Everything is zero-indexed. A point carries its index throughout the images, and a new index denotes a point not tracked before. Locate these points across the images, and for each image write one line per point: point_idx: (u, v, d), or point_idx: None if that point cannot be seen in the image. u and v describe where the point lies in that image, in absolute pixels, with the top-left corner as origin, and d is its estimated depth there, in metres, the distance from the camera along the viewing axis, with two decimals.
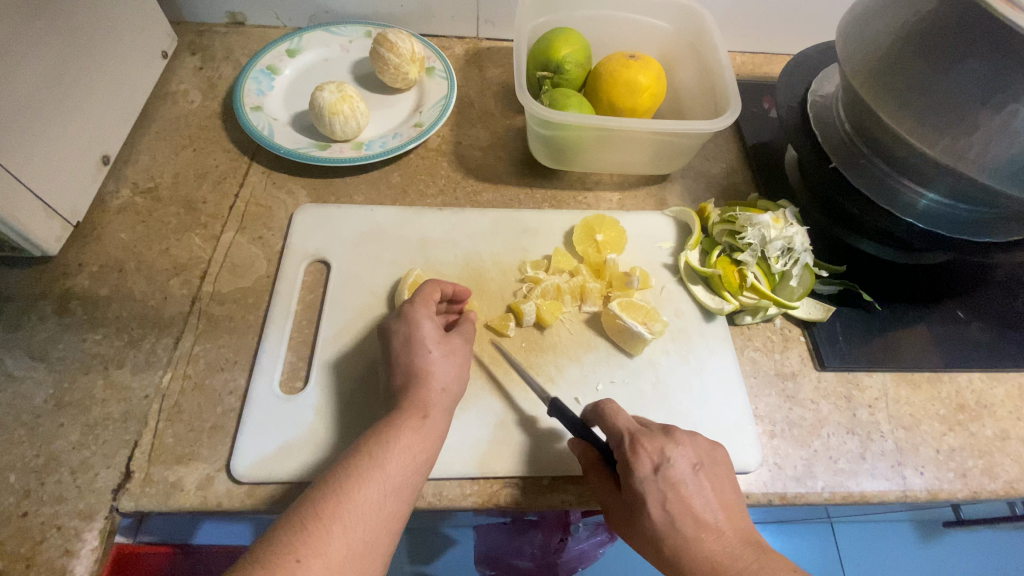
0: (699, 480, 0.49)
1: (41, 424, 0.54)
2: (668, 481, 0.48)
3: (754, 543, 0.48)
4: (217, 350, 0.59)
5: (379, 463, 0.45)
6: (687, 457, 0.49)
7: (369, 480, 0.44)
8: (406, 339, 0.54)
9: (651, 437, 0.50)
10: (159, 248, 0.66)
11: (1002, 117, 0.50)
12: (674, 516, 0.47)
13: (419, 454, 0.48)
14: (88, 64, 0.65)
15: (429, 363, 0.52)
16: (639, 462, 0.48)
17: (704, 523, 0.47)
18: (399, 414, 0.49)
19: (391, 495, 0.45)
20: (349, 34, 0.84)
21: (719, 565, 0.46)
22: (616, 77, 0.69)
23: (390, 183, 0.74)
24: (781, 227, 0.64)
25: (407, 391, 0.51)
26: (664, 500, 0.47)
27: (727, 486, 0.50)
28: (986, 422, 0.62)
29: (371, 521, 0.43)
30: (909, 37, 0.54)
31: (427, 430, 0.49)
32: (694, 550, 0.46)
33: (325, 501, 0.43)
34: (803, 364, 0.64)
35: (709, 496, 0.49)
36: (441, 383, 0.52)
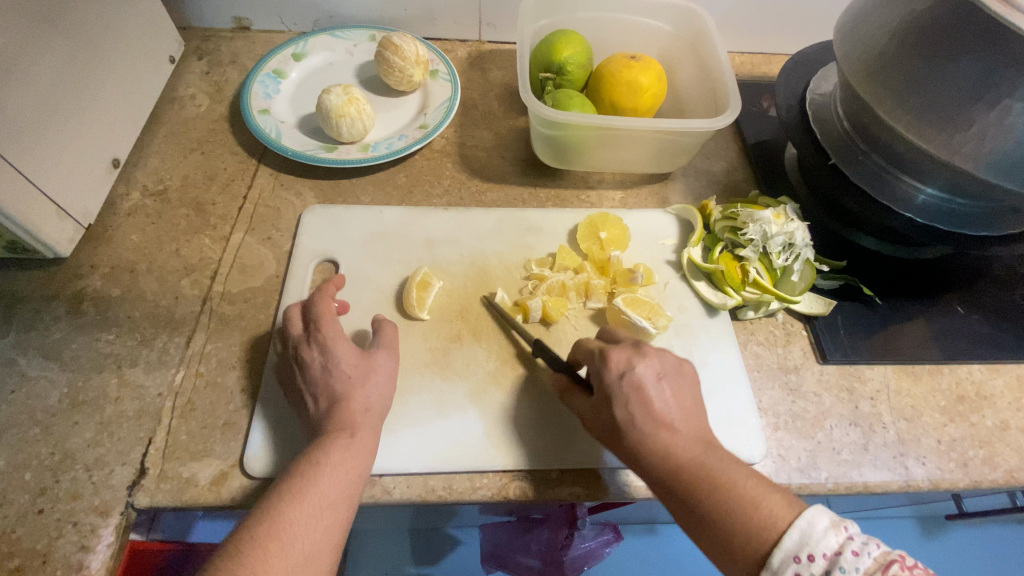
0: (661, 385, 0.50)
1: (55, 423, 0.55)
2: (632, 385, 0.49)
3: (706, 443, 0.48)
4: (229, 348, 0.60)
5: (313, 482, 0.46)
6: (652, 366, 0.51)
7: (304, 500, 0.45)
8: (324, 368, 0.53)
9: (619, 348, 0.52)
10: (169, 249, 0.67)
11: (996, 112, 0.51)
12: (635, 415, 0.49)
13: (355, 468, 0.48)
14: (98, 69, 0.66)
15: (346, 388, 0.52)
16: (608, 369, 0.51)
17: (663, 420, 0.48)
18: (326, 437, 0.49)
19: (327, 511, 0.45)
20: (354, 38, 0.86)
21: (673, 456, 0.47)
22: (618, 77, 0.71)
23: (396, 184, 0.75)
24: (782, 223, 0.65)
25: (330, 414, 0.51)
26: (626, 400, 0.49)
27: (689, 396, 0.51)
28: (986, 413, 0.63)
29: (309, 535, 0.44)
30: (905, 36, 0.55)
31: (356, 448, 0.49)
32: (652, 443, 0.48)
33: (261, 524, 0.43)
34: (806, 358, 0.65)
35: (670, 399, 0.50)
36: (363, 403, 0.52)
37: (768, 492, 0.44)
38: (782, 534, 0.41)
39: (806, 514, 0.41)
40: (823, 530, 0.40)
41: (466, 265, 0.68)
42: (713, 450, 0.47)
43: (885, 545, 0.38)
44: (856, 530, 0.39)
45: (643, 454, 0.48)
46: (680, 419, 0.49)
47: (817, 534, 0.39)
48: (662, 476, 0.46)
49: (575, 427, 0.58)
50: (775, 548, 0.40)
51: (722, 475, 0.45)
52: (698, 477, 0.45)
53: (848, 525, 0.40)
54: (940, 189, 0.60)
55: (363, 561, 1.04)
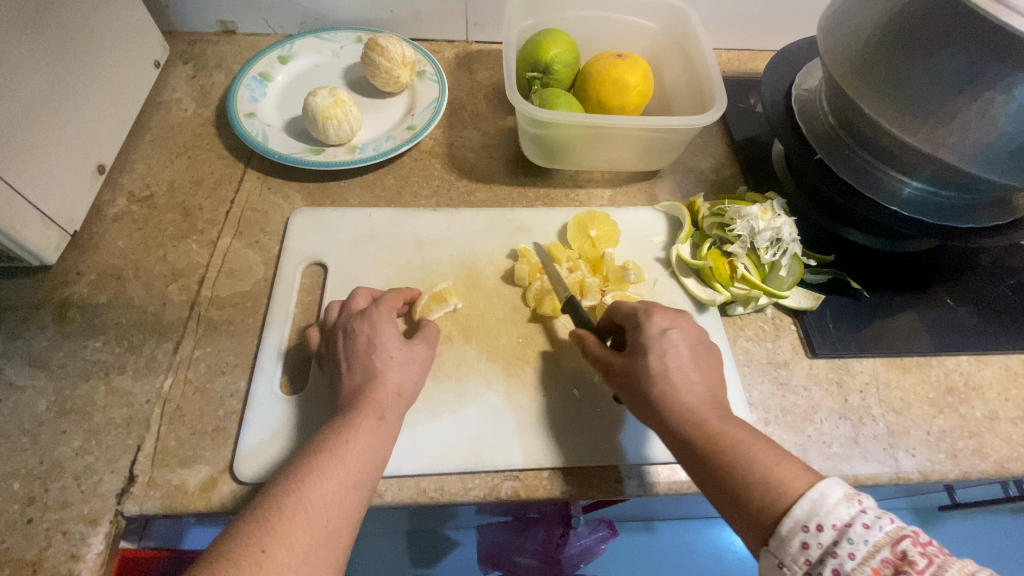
0: (693, 348, 0.52)
1: (43, 432, 0.54)
2: (669, 341, 0.51)
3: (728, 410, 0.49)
4: (218, 353, 0.60)
5: (339, 457, 0.46)
6: (689, 331, 0.53)
7: (329, 474, 0.45)
8: (369, 341, 0.54)
9: (662, 309, 0.55)
10: (156, 255, 0.67)
11: (979, 104, 0.51)
12: (668, 368, 0.50)
13: (377, 450, 0.48)
14: (82, 75, 0.65)
15: (384, 367, 0.53)
16: (651, 322, 0.53)
17: (692, 380, 0.50)
18: (355, 414, 0.49)
19: (351, 490, 0.45)
20: (340, 40, 0.85)
21: (698, 413, 0.48)
22: (605, 76, 0.71)
23: (384, 186, 0.75)
24: (769, 219, 0.65)
25: (360, 394, 0.51)
26: (663, 352, 0.51)
27: (716, 370, 0.52)
28: (975, 404, 0.63)
29: (333, 510, 0.43)
30: (888, 30, 0.55)
31: (382, 431, 0.49)
32: (680, 398, 0.49)
33: (287, 493, 0.43)
34: (795, 352, 0.65)
35: (700, 365, 0.51)
36: (396, 387, 0.52)
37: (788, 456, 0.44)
38: (793, 502, 0.40)
39: (819, 484, 0.40)
40: (835, 502, 0.39)
41: (456, 265, 0.68)
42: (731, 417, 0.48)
43: (898, 521, 0.37)
44: (869, 504, 0.39)
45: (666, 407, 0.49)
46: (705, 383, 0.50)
47: (827, 505, 0.39)
48: (684, 430, 0.47)
49: (566, 428, 0.58)
50: (785, 515, 0.40)
51: (741, 435, 0.45)
52: (717, 435, 0.46)
53: (862, 498, 0.39)
54: (926, 182, 0.61)
55: (360, 565, 1.03)
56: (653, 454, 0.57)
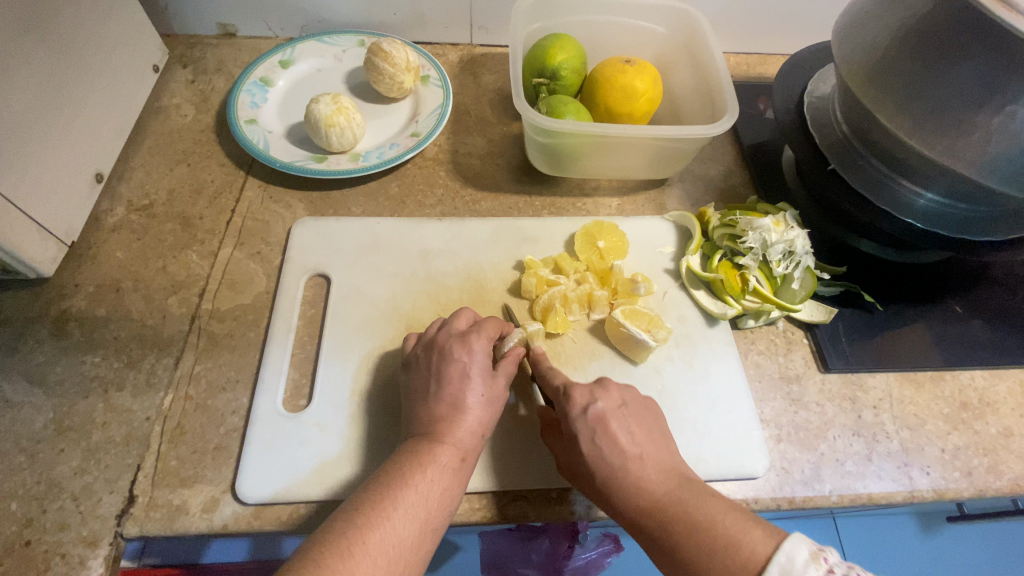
0: (623, 417, 0.51)
1: (41, 450, 0.53)
2: (597, 419, 0.50)
3: (684, 477, 0.47)
4: (219, 369, 0.59)
5: (423, 496, 0.45)
6: (613, 400, 0.52)
7: (413, 513, 0.43)
8: (462, 372, 0.52)
9: (581, 384, 0.53)
10: (156, 266, 0.65)
11: (1000, 118, 0.50)
12: (602, 448, 0.49)
13: (454, 491, 0.47)
14: (80, 82, 0.64)
15: (473, 403, 0.51)
16: (570, 406, 0.51)
17: (630, 456, 0.48)
18: (441, 450, 0.48)
19: (427, 535, 0.44)
20: (343, 44, 0.84)
21: (643, 492, 0.46)
22: (613, 82, 0.69)
23: (388, 194, 0.73)
24: (782, 231, 0.64)
25: (445, 427, 0.49)
26: (592, 435, 0.49)
27: (650, 429, 0.51)
28: (990, 420, 0.62)
29: (410, 554, 0.42)
30: (906, 39, 0.54)
31: (461, 474, 0.48)
32: (621, 482, 0.47)
33: (371, 528, 0.41)
34: (807, 367, 0.64)
35: (636, 436, 0.50)
36: (481, 428, 0.51)
37: (747, 521, 0.42)
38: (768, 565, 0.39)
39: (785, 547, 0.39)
40: (802, 564, 0.38)
41: (461, 277, 0.67)
42: (689, 485, 0.46)
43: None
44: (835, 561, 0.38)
45: (614, 496, 0.47)
46: (648, 452, 0.49)
47: (797, 570, 0.38)
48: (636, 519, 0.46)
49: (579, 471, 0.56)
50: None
51: (693, 512, 0.44)
52: (675, 519, 0.44)
53: (827, 556, 0.38)
54: (942, 194, 0.60)
55: None
56: None
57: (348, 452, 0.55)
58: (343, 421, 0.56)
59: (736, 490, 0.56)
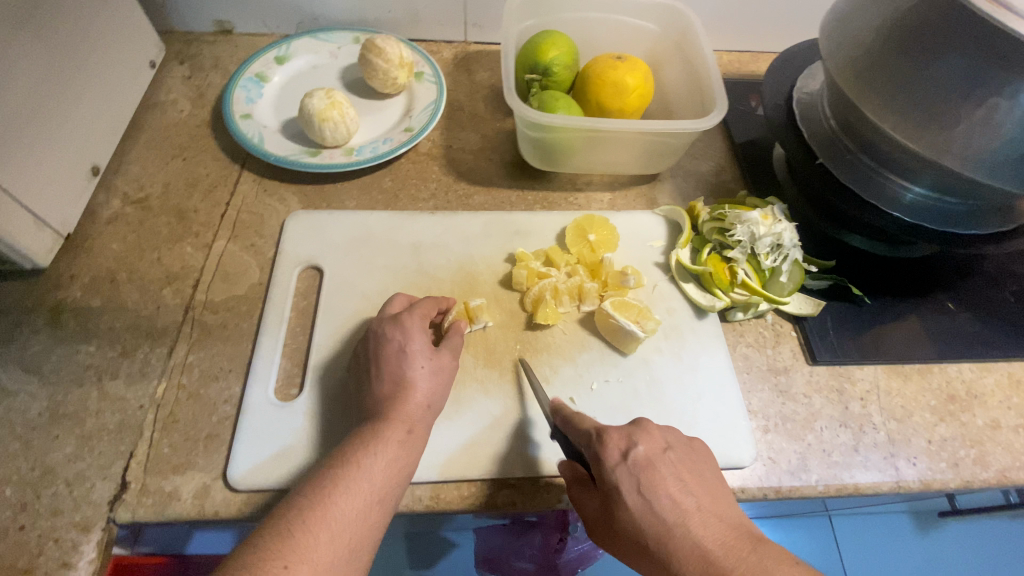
0: (670, 462, 0.46)
1: (35, 437, 0.54)
2: (640, 467, 0.45)
3: (749, 536, 0.42)
4: (212, 358, 0.59)
5: (366, 470, 0.45)
6: (655, 442, 0.47)
7: (356, 488, 0.44)
8: (400, 349, 0.54)
9: (617, 428, 0.48)
10: (151, 257, 0.66)
11: (983, 111, 0.51)
12: (652, 503, 0.43)
13: (403, 463, 0.48)
14: (77, 75, 0.65)
15: (414, 377, 0.53)
16: (608, 452, 0.46)
17: (684, 510, 0.43)
18: (384, 425, 0.49)
19: (376, 506, 0.45)
20: (337, 40, 0.85)
21: (709, 557, 0.40)
22: (604, 78, 0.70)
23: (382, 188, 0.74)
24: (770, 224, 0.64)
25: (389, 403, 0.51)
26: (638, 487, 0.44)
27: (701, 480, 0.46)
28: (977, 412, 0.62)
29: (359, 527, 0.43)
30: (891, 33, 0.55)
31: (410, 445, 0.49)
32: (680, 543, 0.41)
33: (313, 506, 0.42)
34: (795, 359, 0.64)
35: (687, 485, 0.45)
36: (425, 400, 0.52)
37: None
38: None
39: None
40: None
41: (453, 269, 0.67)
42: (761, 545, 0.41)
43: None
44: None
45: (672, 562, 0.41)
46: (704, 507, 0.44)
47: None
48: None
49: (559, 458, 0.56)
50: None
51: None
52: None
53: None
54: (927, 188, 0.60)
55: None
56: None
57: (338, 440, 0.55)
58: (334, 410, 0.57)
59: (723, 479, 0.57)
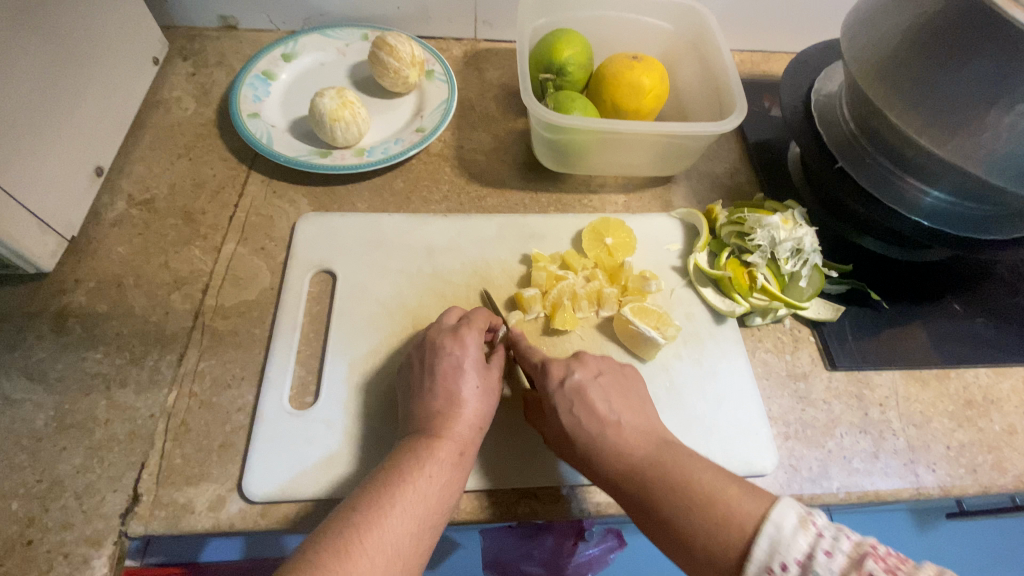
0: (602, 387, 0.52)
1: (42, 448, 0.52)
2: (573, 390, 0.52)
3: (661, 439, 0.49)
4: (224, 366, 0.58)
5: (422, 492, 0.45)
6: (590, 371, 0.53)
7: (412, 509, 0.43)
8: (455, 365, 0.53)
9: (558, 359, 0.54)
10: (158, 261, 0.64)
11: (1011, 117, 0.50)
12: (580, 418, 0.50)
13: (453, 487, 0.47)
14: (79, 73, 0.63)
15: (468, 395, 0.52)
16: (548, 378, 0.53)
17: (608, 422, 0.50)
18: (438, 446, 0.48)
19: (426, 531, 0.44)
20: (346, 37, 0.83)
21: (624, 457, 0.48)
22: (620, 79, 0.69)
23: (393, 190, 0.73)
24: (790, 228, 0.64)
25: (443, 420, 0.50)
26: (571, 406, 0.51)
27: (623, 391, 0.53)
28: (994, 418, 0.62)
29: (408, 555, 0.42)
30: (917, 36, 0.54)
31: (460, 468, 0.48)
32: (601, 446, 0.49)
33: (368, 528, 0.41)
34: (814, 364, 0.64)
35: (615, 403, 0.51)
36: (479, 422, 0.51)
37: (725, 481, 0.44)
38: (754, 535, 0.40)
39: (773, 516, 0.40)
40: (791, 533, 0.39)
41: (468, 273, 0.66)
42: (670, 448, 0.48)
43: (854, 536, 0.38)
44: (824, 523, 0.39)
45: (598, 460, 0.49)
46: (628, 419, 0.50)
47: (786, 539, 0.38)
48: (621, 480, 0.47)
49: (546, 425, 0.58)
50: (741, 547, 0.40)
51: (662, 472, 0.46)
52: (656, 477, 0.45)
53: (814, 520, 0.39)
54: (947, 193, 0.60)
55: None
56: None
57: (358, 450, 0.54)
58: (351, 419, 0.56)
59: (746, 488, 0.56)
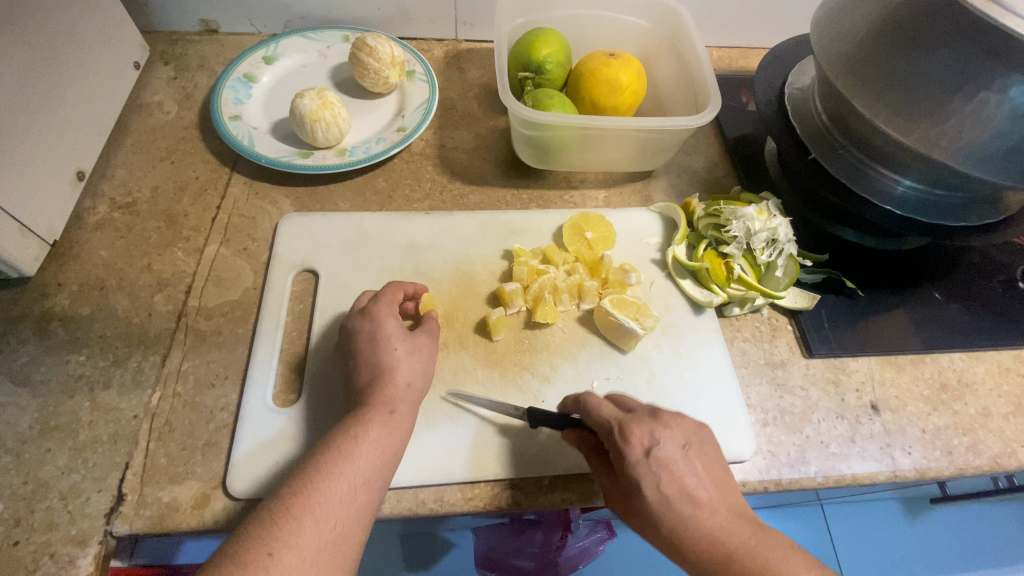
0: (689, 458, 0.48)
1: (27, 450, 0.52)
2: (660, 464, 0.46)
3: (754, 522, 0.46)
4: (207, 365, 0.58)
5: (350, 455, 0.47)
6: (675, 438, 0.48)
7: (341, 472, 0.46)
8: (372, 337, 0.55)
9: (639, 422, 0.48)
10: (140, 264, 0.65)
11: (974, 104, 0.51)
12: (669, 497, 0.46)
13: (389, 443, 0.49)
14: (59, 78, 0.63)
15: (392, 362, 0.54)
16: (631, 449, 0.47)
17: (700, 501, 0.46)
18: (365, 410, 0.50)
19: (361, 489, 0.46)
20: (327, 39, 0.83)
21: (717, 542, 0.44)
22: (596, 76, 0.70)
23: (375, 189, 0.73)
24: (765, 219, 0.65)
25: (372, 388, 0.52)
26: (658, 483, 0.46)
27: (711, 462, 0.49)
28: (969, 401, 0.64)
29: (342, 514, 0.44)
30: (882, 28, 0.55)
31: (394, 426, 0.50)
32: (694, 531, 0.45)
33: (296, 495, 0.44)
34: (792, 352, 0.65)
35: (703, 478, 0.47)
36: (407, 379, 0.53)
37: None
38: None
39: None
40: None
41: (450, 270, 0.67)
42: (766, 532, 0.45)
43: None
44: None
45: (687, 547, 0.45)
46: (717, 492, 0.47)
47: None
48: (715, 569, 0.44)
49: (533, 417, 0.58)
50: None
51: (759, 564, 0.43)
52: (747, 565, 0.43)
53: None
54: (918, 180, 0.61)
55: None
56: None
57: None
58: (334, 414, 0.56)
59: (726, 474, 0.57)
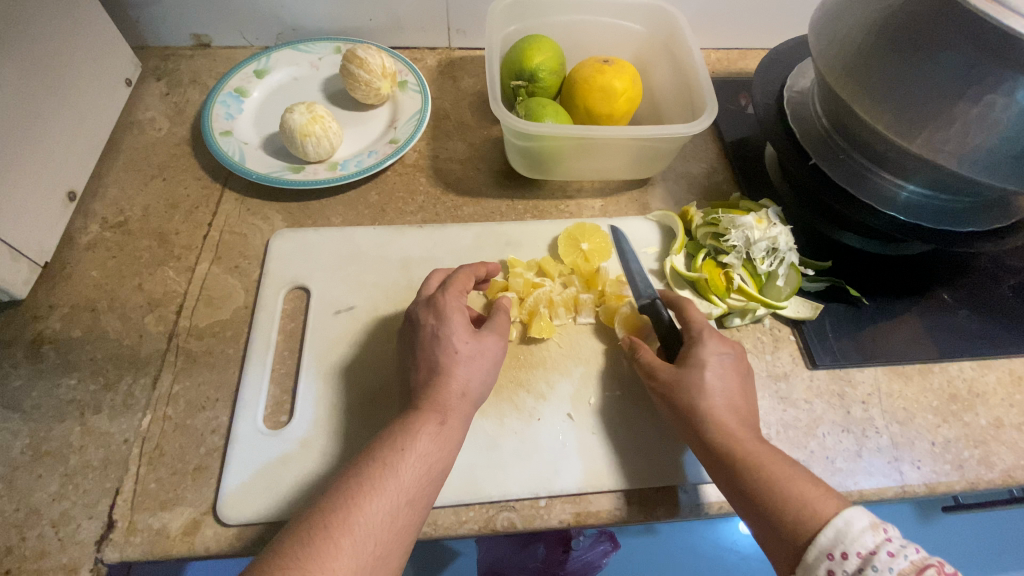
0: (724, 366, 0.53)
1: (18, 477, 0.52)
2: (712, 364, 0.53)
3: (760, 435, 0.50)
4: (198, 388, 0.58)
5: (395, 470, 0.45)
6: (720, 352, 0.54)
7: (387, 488, 0.44)
8: (434, 334, 0.54)
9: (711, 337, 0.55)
10: (132, 283, 0.64)
11: (979, 108, 0.49)
12: (705, 390, 0.51)
13: (437, 458, 0.48)
14: (49, 99, 0.63)
15: (450, 363, 0.52)
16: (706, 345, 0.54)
17: (726, 404, 0.51)
18: (417, 417, 0.49)
19: (405, 506, 0.44)
20: (319, 51, 0.83)
21: (734, 436, 0.49)
22: (591, 83, 0.68)
23: (368, 203, 0.72)
24: (765, 228, 0.64)
25: (426, 391, 0.51)
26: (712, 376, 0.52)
27: (742, 389, 0.53)
28: (979, 411, 0.62)
29: (383, 534, 0.42)
30: (883, 30, 0.53)
31: (443, 437, 0.49)
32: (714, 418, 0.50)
33: (337, 508, 0.42)
34: (795, 364, 0.63)
35: (734, 389, 0.52)
36: (462, 387, 0.52)
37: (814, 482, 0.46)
38: (822, 526, 0.42)
39: (845, 513, 0.41)
40: (860, 529, 0.40)
41: None
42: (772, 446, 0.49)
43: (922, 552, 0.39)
44: (894, 534, 0.40)
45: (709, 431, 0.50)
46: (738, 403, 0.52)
47: (853, 534, 0.40)
48: (727, 454, 0.48)
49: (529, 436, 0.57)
50: (810, 543, 0.42)
51: (773, 469, 0.46)
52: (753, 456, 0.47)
53: (886, 528, 0.40)
54: (922, 186, 0.59)
55: None
56: (676, 476, 0.55)
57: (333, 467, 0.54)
58: (326, 437, 0.55)
59: None
